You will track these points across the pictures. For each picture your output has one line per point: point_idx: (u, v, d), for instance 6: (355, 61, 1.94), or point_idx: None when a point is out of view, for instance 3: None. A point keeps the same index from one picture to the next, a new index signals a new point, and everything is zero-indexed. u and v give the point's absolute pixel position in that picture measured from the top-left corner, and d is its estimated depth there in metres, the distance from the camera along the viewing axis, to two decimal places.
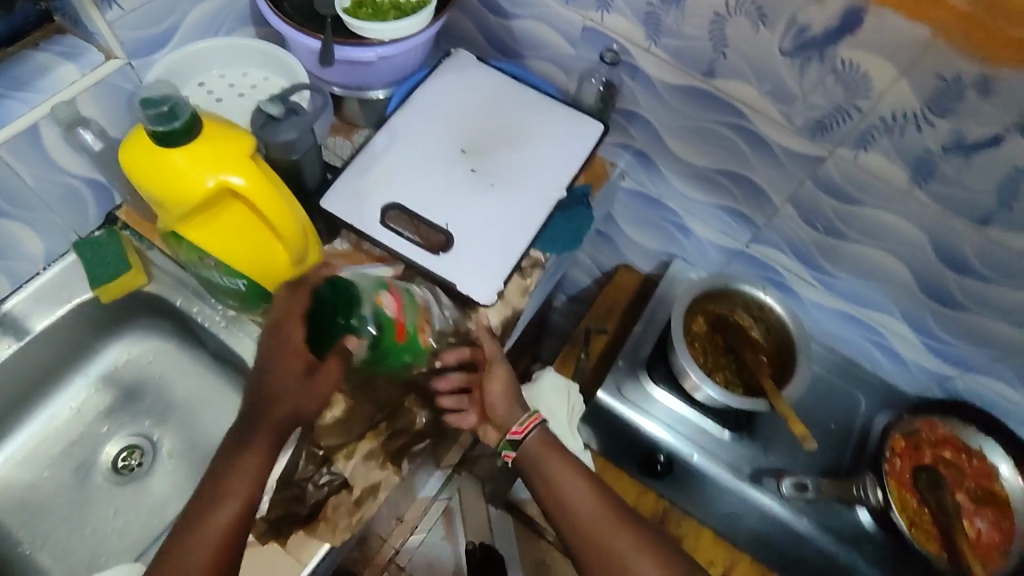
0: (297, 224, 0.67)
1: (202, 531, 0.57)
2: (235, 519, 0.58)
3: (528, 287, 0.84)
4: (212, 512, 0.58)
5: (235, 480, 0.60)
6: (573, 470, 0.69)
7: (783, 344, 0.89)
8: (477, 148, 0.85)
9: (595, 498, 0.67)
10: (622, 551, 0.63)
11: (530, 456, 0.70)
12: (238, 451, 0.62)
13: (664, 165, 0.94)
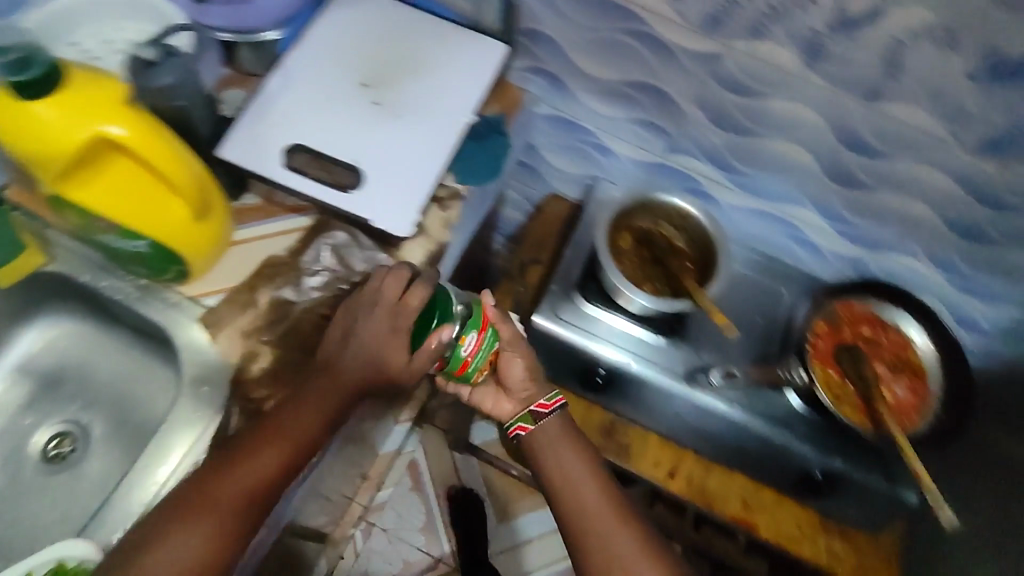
0: (192, 173, 0.64)
1: (203, 520, 0.55)
2: (239, 514, 0.56)
3: (450, 219, 0.78)
4: (218, 495, 0.56)
5: (252, 467, 0.58)
6: (580, 455, 0.71)
7: (705, 248, 0.90)
8: (378, 78, 0.78)
9: (597, 485, 0.69)
10: (616, 545, 0.64)
11: (544, 434, 0.73)
12: (263, 437, 0.59)
13: (575, 85, 0.91)
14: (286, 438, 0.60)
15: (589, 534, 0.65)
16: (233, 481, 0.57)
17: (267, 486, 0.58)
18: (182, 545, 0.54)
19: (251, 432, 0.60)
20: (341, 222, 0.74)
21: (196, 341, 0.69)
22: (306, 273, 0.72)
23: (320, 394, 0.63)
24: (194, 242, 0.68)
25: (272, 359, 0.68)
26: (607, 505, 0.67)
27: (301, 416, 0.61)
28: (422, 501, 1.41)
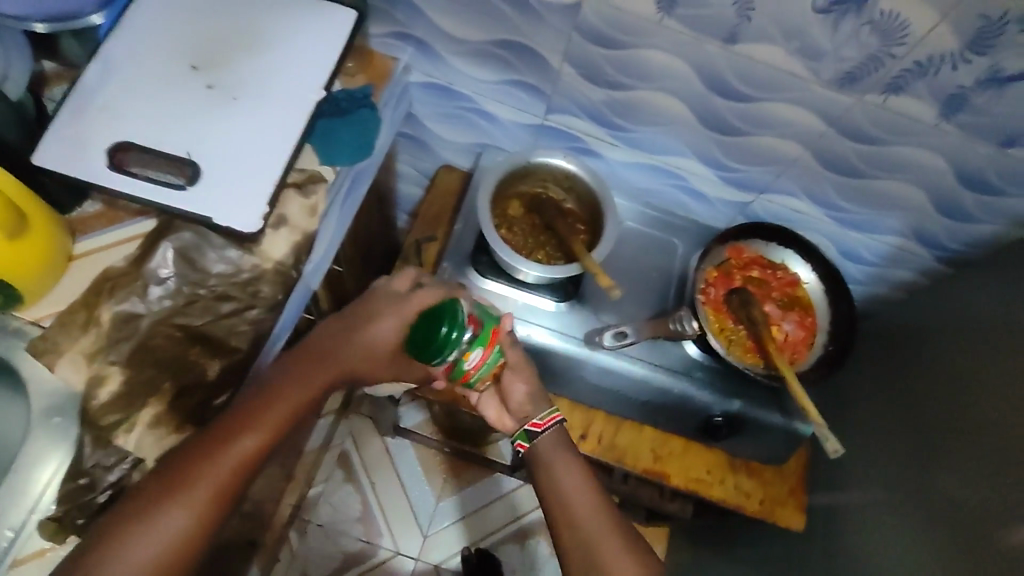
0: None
1: (194, 496, 0.57)
2: (231, 490, 0.59)
3: (316, 206, 0.73)
4: (210, 472, 0.58)
5: (241, 446, 0.60)
6: (577, 470, 0.72)
7: (594, 208, 0.89)
8: (212, 59, 0.71)
9: (590, 496, 0.69)
10: (603, 550, 0.66)
11: (543, 448, 0.74)
12: (252, 416, 0.61)
13: (442, 49, 0.87)
14: (275, 419, 0.62)
15: (578, 546, 0.66)
16: (222, 459, 0.59)
17: (257, 464, 0.61)
18: (177, 517, 0.56)
19: (242, 409, 0.61)
20: (185, 224, 0.67)
21: (38, 372, 0.64)
22: (152, 283, 0.66)
23: (311, 377, 0.65)
24: (21, 266, 0.61)
25: (121, 382, 0.63)
26: (598, 519, 0.68)
27: (291, 397, 0.63)
28: (356, 491, 1.39)
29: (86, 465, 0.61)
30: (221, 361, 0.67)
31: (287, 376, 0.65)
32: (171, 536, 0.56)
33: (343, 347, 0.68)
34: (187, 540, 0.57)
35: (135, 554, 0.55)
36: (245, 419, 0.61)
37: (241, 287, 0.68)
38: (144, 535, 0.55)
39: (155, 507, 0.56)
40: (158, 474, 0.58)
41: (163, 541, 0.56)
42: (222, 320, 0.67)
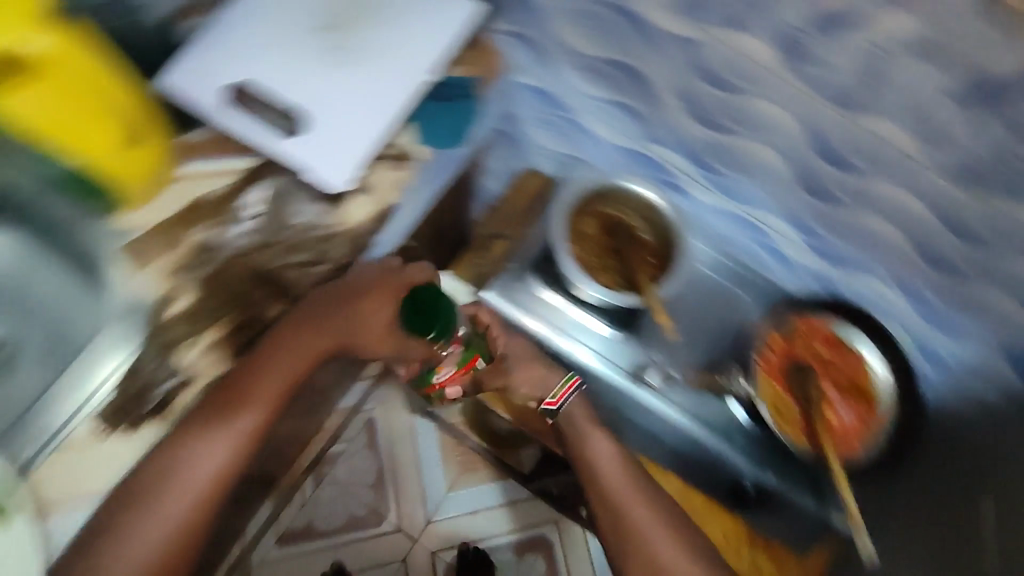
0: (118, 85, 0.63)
1: (204, 458, 0.65)
2: (238, 450, 0.68)
3: (402, 180, 0.75)
4: (215, 442, 0.66)
5: (243, 417, 0.67)
6: (606, 438, 0.84)
7: (669, 244, 0.87)
8: (339, 22, 0.74)
9: (619, 466, 0.82)
10: (639, 521, 0.77)
11: (575, 417, 0.86)
12: (251, 390, 0.67)
13: (556, 58, 0.87)
14: (268, 391, 0.68)
15: (613, 503, 0.79)
16: (227, 426, 0.66)
17: (256, 428, 0.68)
18: (189, 480, 0.65)
19: (240, 384, 0.67)
20: (278, 171, 0.71)
21: (121, 274, 0.69)
22: (236, 219, 0.70)
23: (303, 355, 0.70)
24: (129, 171, 0.66)
25: (191, 301, 0.67)
26: (634, 490, 0.80)
27: (287, 371, 0.69)
28: (374, 458, 1.41)
29: (144, 372, 0.65)
30: (283, 304, 0.72)
31: (279, 353, 0.69)
32: (187, 493, 0.65)
33: (332, 325, 0.71)
34: (203, 496, 0.66)
35: (158, 510, 0.64)
36: (243, 394, 0.67)
37: (316, 242, 0.72)
38: (162, 495, 0.64)
39: (167, 469, 0.64)
40: (165, 442, 0.64)
41: (181, 498, 0.65)
42: (291, 268, 0.72)
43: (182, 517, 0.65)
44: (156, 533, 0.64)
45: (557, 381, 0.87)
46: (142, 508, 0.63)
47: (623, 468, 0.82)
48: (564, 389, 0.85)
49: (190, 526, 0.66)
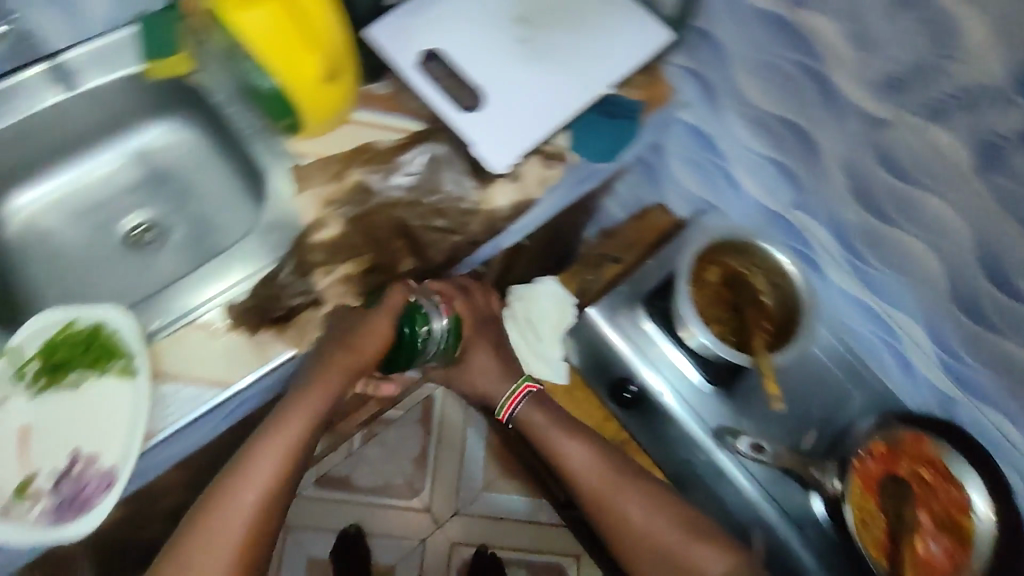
0: (335, 35, 0.69)
1: (236, 514, 0.62)
2: (268, 498, 0.63)
3: (549, 179, 0.77)
4: (241, 499, 0.62)
5: (264, 466, 0.64)
6: (575, 438, 0.78)
7: (792, 316, 0.83)
8: (537, 17, 0.75)
9: (593, 456, 0.77)
10: (631, 512, 0.75)
11: (533, 423, 0.79)
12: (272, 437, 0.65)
13: (728, 104, 0.86)
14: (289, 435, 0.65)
15: (603, 508, 0.75)
16: (251, 477, 0.63)
17: (284, 476, 0.64)
18: (221, 543, 0.61)
19: (263, 438, 0.65)
20: (446, 139, 0.74)
21: (283, 191, 0.74)
22: (397, 171, 0.73)
23: (319, 393, 0.66)
24: (316, 106, 0.71)
25: (338, 232, 0.71)
26: (614, 472, 0.77)
27: (303, 410, 0.66)
28: (422, 435, 1.44)
29: (277, 283, 0.69)
30: (414, 261, 0.74)
31: (294, 398, 0.66)
32: (220, 555, 0.61)
33: (341, 358, 0.67)
34: (237, 553, 0.61)
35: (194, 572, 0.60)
36: (267, 441, 0.65)
37: (458, 214, 0.74)
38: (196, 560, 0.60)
39: (200, 531, 0.61)
40: (201, 507, 0.62)
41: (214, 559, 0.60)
42: (431, 230, 0.74)
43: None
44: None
45: (508, 387, 0.80)
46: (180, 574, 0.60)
47: (603, 468, 0.77)
48: (515, 395, 0.79)
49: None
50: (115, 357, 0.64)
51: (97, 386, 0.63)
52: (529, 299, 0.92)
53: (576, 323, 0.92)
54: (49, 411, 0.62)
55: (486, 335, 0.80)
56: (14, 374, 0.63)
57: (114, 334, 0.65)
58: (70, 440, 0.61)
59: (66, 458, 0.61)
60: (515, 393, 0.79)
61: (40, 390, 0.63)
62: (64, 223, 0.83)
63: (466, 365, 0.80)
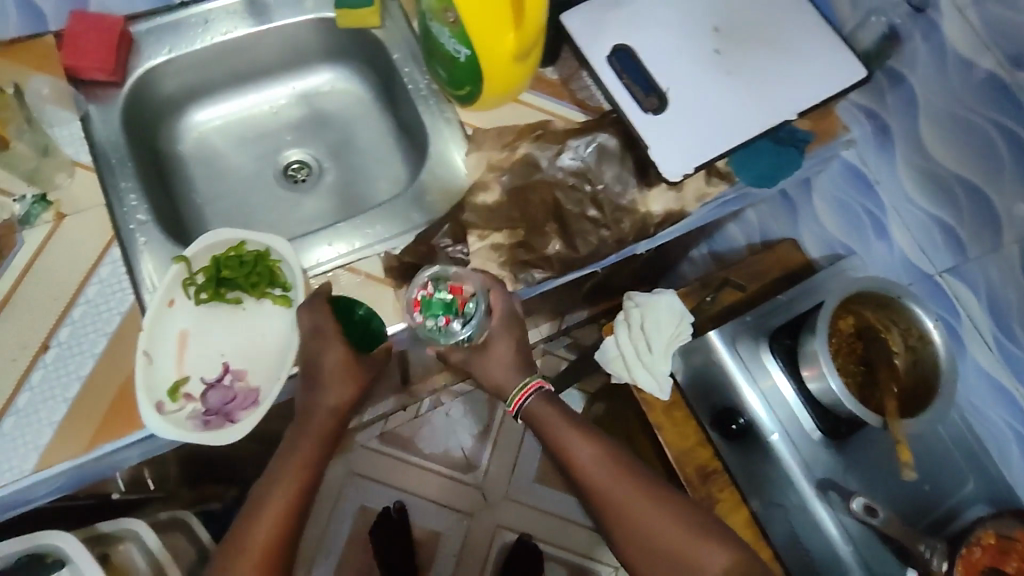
0: (541, 19, 0.65)
1: (251, 541, 0.60)
2: (277, 530, 0.61)
3: (708, 196, 0.76)
4: (254, 524, 0.61)
5: (273, 500, 0.62)
6: (583, 434, 0.70)
7: (925, 383, 0.80)
8: (735, 30, 0.73)
9: (601, 454, 0.69)
10: (641, 516, 0.66)
11: (538, 421, 0.70)
12: (284, 460, 0.63)
13: (902, 152, 0.82)
14: (300, 459, 0.63)
15: (607, 508, 0.67)
16: (266, 501, 0.62)
17: (296, 499, 0.62)
18: None
19: (275, 465, 0.63)
20: (616, 132, 0.73)
21: (450, 152, 0.77)
22: (566, 153, 0.73)
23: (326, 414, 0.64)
24: (494, 80, 0.70)
25: (496, 199, 0.73)
26: (625, 474, 0.68)
27: (312, 433, 0.63)
28: (488, 414, 1.46)
29: (432, 241, 0.72)
30: (561, 244, 0.72)
31: (300, 418, 0.64)
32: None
33: (341, 377, 0.63)
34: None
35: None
36: (280, 464, 0.63)
37: (616, 211, 0.73)
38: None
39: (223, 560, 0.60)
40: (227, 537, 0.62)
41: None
42: (583, 219, 0.73)
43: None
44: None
45: (516, 381, 0.69)
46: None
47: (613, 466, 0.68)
48: (524, 388, 0.69)
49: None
50: (275, 285, 0.67)
51: (254, 307, 0.68)
52: (648, 308, 0.91)
53: (693, 342, 0.89)
54: (208, 321, 0.66)
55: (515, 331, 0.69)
56: (181, 281, 0.65)
57: (276, 263, 0.67)
58: (223, 352, 0.66)
59: (217, 369, 0.65)
60: (524, 388, 0.69)
61: (202, 299, 0.66)
62: (231, 147, 0.86)
63: (486, 355, 0.68)
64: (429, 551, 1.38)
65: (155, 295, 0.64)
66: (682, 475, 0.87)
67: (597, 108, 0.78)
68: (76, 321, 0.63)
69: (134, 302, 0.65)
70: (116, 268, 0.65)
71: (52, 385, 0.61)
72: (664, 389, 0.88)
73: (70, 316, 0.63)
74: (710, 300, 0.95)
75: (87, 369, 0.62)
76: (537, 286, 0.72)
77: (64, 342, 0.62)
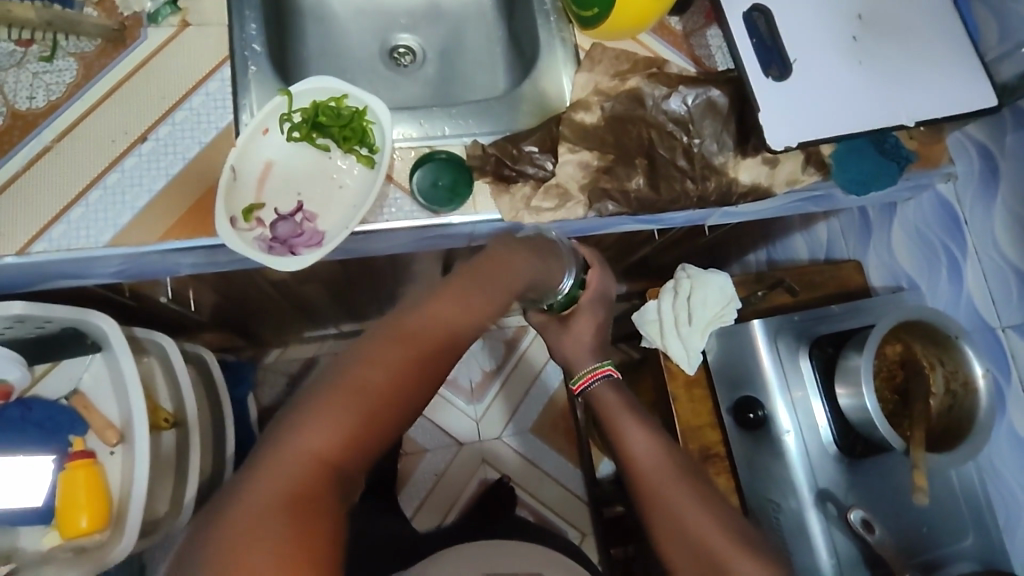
0: None
1: (335, 412, 0.46)
2: (385, 400, 0.48)
3: (798, 181, 0.75)
4: (340, 402, 0.46)
5: (382, 363, 0.48)
6: (641, 426, 0.72)
7: (954, 429, 0.79)
8: (880, 21, 0.72)
9: (659, 452, 0.69)
10: (688, 519, 0.63)
11: (601, 405, 0.76)
12: (371, 355, 0.48)
13: (1005, 194, 0.79)
14: (419, 344, 0.50)
15: (655, 505, 0.66)
16: (362, 375, 0.47)
17: (405, 384, 0.49)
18: (312, 433, 0.46)
19: (378, 337, 0.49)
20: (730, 91, 0.72)
21: (561, 65, 0.78)
22: (675, 96, 0.72)
23: (462, 310, 0.53)
24: (629, 9, 0.71)
25: (594, 121, 0.72)
26: (675, 476, 0.67)
27: (435, 317, 0.51)
28: (504, 355, 1.50)
29: (521, 147, 0.71)
30: (644, 181, 0.72)
31: (420, 301, 0.53)
32: (301, 463, 0.45)
33: (499, 279, 0.57)
34: (320, 466, 0.45)
35: (273, 471, 0.45)
36: (390, 336, 0.50)
37: (705, 171, 0.73)
38: (273, 461, 0.45)
39: (293, 422, 0.46)
40: (303, 398, 0.48)
41: (299, 467, 0.45)
42: (672, 166, 0.72)
43: (297, 491, 0.44)
44: (271, 501, 0.43)
45: (589, 362, 0.79)
46: (262, 466, 0.45)
47: (665, 459, 0.69)
48: (593, 370, 0.78)
49: (313, 507, 0.44)
50: (363, 144, 0.68)
51: (338, 159, 0.70)
52: (698, 282, 0.92)
53: (735, 327, 0.89)
54: (293, 159, 0.69)
55: (598, 308, 0.78)
56: (279, 115, 0.67)
57: (369, 124, 0.68)
58: (299, 192, 0.68)
59: (291, 205, 0.67)
60: (593, 370, 0.78)
61: (294, 138, 0.68)
62: (348, 15, 0.88)
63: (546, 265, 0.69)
64: (412, 465, 1.42)
65: (252, 120, 0.66)
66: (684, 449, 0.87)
67: (712, 67, 0.78)
68: (176, 123, 0.66)
69: (233, 121, 0.68)
70: (222, 85, 0.68)
71: (140, 174, 0.65)
72: (695, 364, 0.88)
73: (172, 116, 0.66)
74: (760, 295, 0.93)
75: (176, 170, 0.65)
76: (606, 218, 0.72)
77: (161, 139, 0.66)
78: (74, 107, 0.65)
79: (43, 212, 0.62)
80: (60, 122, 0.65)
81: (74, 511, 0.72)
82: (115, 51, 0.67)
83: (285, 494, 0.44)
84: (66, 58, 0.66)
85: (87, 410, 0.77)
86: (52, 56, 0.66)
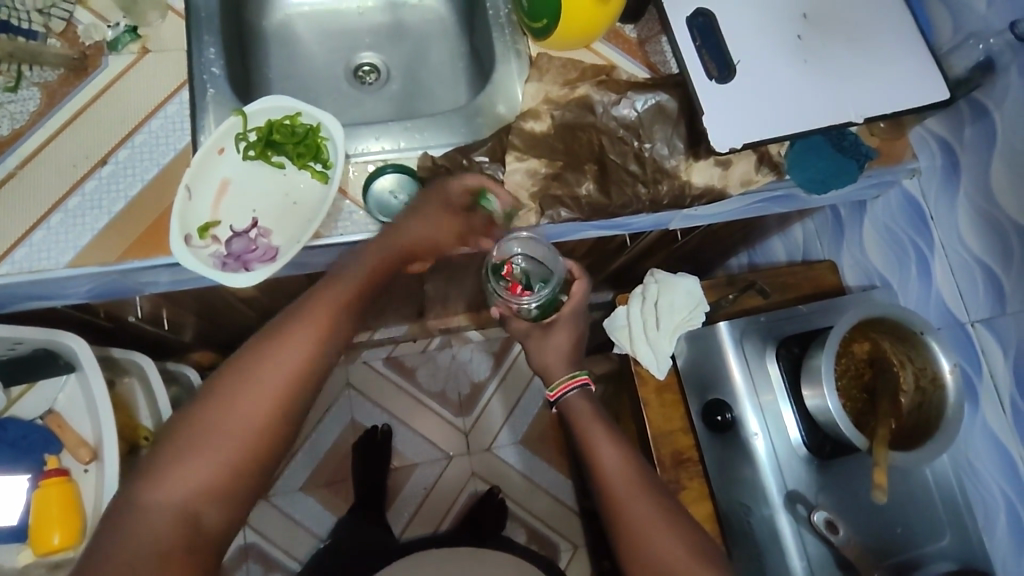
0: None
1: (191, 462, 0.52)
2: (244, 441, 0.53)
3: (753, 182, 0.75)
4: (199, 450, 0.52)
5: (239, 407, 0.53)
6: (611, 440, 0.69)
7: (925, 424, 0.77)
8: (824, 21, 0.73)
9: (628, 468, 0.67)
10: (653, 543, 0.63)
11: (575, 415, 0.73)
12: (225, 402, 0.53)
13: (965, 188, 0.79)
14: (272, 387, 0.54)
15: (621, 526, 0.65)
16: (216, 420, 0.53)
17: (265, 426, 0.53)
18: (176, 485, 0.51)
19: (227, 383, 0.54)
20: (679, 95, 0.73)
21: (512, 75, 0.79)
22: (623, 102, 0.73)
23: (309, 342, 0.56)
24: (577, 23, 0.72)
25: (544, 130, 0.73)
26: (643, 494, 0.65)
27: (286, 354, 0.55)
28: (491, 365, 1.50)
29: (472, 157, 0.73)
30: (594, 186, 0.73)
31: (266, 338, 0.56)
32: (165, 518, 0.50)
33: (349, 305, 0.60)
34: (184, 516, 0.51)
35: (139, 530, 0.50)
36: (242, 378, 0.54)
37: (655, 176, 0.73)
38: (138, 521, 0.50)
39: (152, 478, 0.51)
40: (154, 454, 0.53)
41: (162, 522, 0.50)
42: (623, 171, 0.73)
43: (161, 546, 0.50)
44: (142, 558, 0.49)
45: (564, 371, 0.76)
46: (127, 524, 0.50)
47: (635, 476, 0.67)
48: (569, 378, 0.75)
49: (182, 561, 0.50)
50: (317, 160, 0.70)
51: (293, 174, 0.71)
52: (664, 287, 0.91)
53: (702, 330, 0.88)
54: (250, 176, 0.71)
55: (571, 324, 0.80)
56: (235, 134, 0.69)
57: (324, 140, 0.70)
58: (255, 209, 0.70)
59: (246, 221, 0.69)
60: (572, 377, 0.74)
61: (249, 156, 0.70)
62: (313, 38, 0.91)
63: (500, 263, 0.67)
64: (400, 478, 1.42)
65: (208, 140, 0.68)
66: (655, 455, 0.86)
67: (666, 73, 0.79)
68: (135, 146, 0.68)
69: (190, 143, 0.70)
70: (181, 108, 0.71)
71: (101, 196, 0.67)
72: (664, 368, 0.87)
73: (131, 140, 0.69)
74: (730, 298, 0.93)
75: (135, 191, 0.67)
76: (561, 225, 0.73)
77: (121, 162, 0.68)
78: (37, 134, 0.68)
79: (8, 236, 0.65)
80: (23, 150, 0.67)
81: (48, 528, 0.74)
82: (77, 79, 0.70)
83: (155, 550, 0.50)
84: (30, 87, 0.69)
85: (61, 428, 0.79)
86: (17, 86, 0.69)
